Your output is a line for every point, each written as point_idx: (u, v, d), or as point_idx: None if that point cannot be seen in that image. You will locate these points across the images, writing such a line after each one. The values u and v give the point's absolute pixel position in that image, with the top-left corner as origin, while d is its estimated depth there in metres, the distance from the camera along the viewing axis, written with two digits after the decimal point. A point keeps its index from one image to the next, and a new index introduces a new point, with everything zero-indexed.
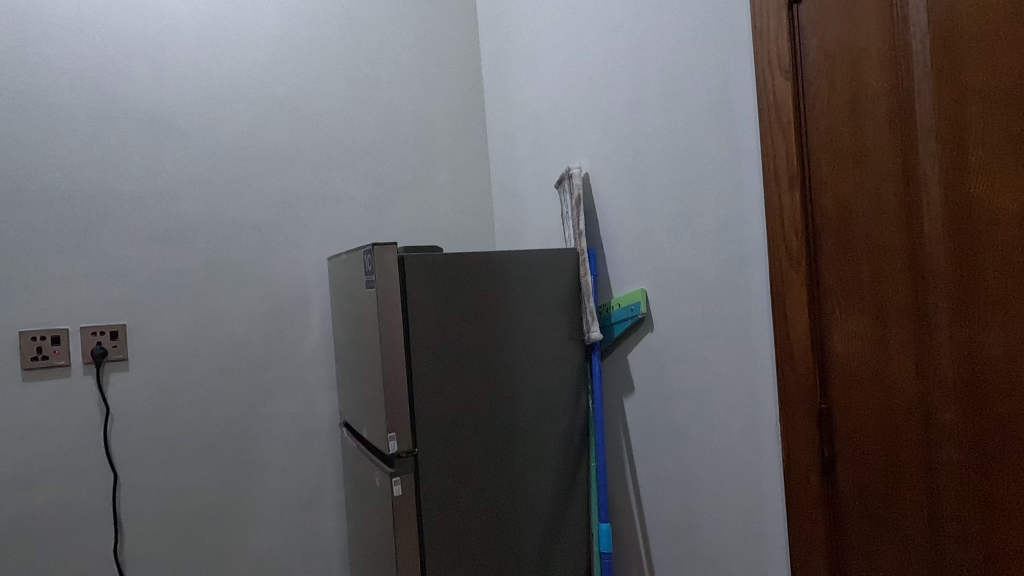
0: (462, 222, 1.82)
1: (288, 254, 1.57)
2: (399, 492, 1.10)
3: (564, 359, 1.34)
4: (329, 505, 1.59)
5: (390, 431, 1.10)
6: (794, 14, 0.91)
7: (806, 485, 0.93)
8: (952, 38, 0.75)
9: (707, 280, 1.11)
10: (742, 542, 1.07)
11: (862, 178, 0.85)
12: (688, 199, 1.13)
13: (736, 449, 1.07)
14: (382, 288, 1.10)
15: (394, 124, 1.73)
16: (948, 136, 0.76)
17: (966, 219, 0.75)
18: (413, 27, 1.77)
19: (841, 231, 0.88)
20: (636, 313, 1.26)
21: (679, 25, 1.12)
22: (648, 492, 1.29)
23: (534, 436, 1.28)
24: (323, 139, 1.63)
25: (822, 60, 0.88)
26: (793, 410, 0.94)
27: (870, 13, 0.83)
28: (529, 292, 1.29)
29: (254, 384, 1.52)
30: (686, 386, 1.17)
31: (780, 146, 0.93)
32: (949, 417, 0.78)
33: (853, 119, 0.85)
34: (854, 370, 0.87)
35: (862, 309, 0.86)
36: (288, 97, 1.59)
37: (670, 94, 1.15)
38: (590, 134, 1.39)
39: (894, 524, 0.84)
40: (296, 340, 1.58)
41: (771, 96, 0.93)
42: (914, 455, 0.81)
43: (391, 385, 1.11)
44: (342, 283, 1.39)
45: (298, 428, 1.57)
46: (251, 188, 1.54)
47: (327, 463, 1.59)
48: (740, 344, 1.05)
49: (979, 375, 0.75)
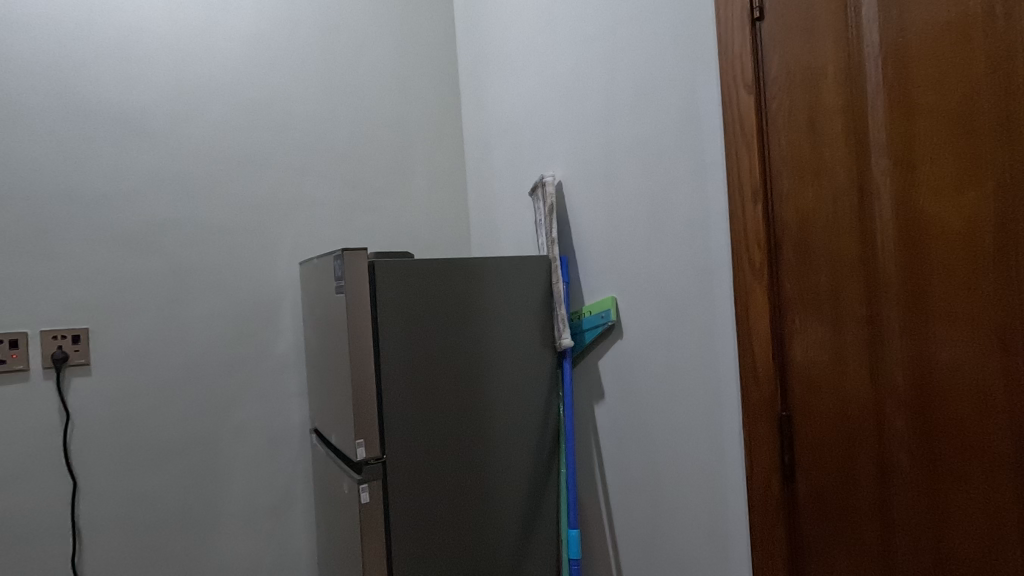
0: (437, 227, 1.82)
1: (260, 257, 1.56)
2: (366, 498, 1.10)
3: (535, 366, 1.34)
4: (298, 512, 1.57)
5: (358, 437, 1.10)
6: (757, 31, 0.94)
7: (767, 490, 0.95)
8: (903, 58, 0.78)
9: (674, 288, 1.12)
10: (706, 548, 1.09)
11: (821, 192, 0.87)
12: (657, 207, 1.15)
13: (701, 455, 1.09)
14: (352, 294, 1.10)
15: (370, 128, 1.72)
16: (899, 152, 0.79)
17: (915, 233, 0.78)
18: (390, 32, 1.77)
19: (801, 242, 0.90)
20: (606, 320, 1.28)
21: (650, 37, 1.15)
22: (617, 497, 1.31)
23: (505, 442, 1.29)
24: (297, 141, 1.62)
25: (784, 76, 0.91)
26: (754, 417, 0.96)
27: (827, 32, 0.86)
28: (501, 299, 1.30)
29: (222, 389, 1.50)
30: (654, 393, 1.19)
31: (744, 159, 0.95)
32: (901, 423, 0.80)
33: (812, 134, 0.88)
34: (813, 378, 0.89)
35: (821, 318, 0.88)
36: (262, 99, 1.58)
37: (641, 105, 1.17)
38: (563, 143, 1.41)
39: (850, 528, 0.86)
40: (267, 345, 1.56)
41: (735, 110, 0.96)
42: (869, 460, 0.84)
43: (359, 390, 1.10)
44: (313, 288, 1.37)
45: (267, 434, 1.55)
46: (222, 190, 1.52)
47: (296, 470, 1.57)
48: (705, 352, 1.07)
49: (928, 384, 0.77)
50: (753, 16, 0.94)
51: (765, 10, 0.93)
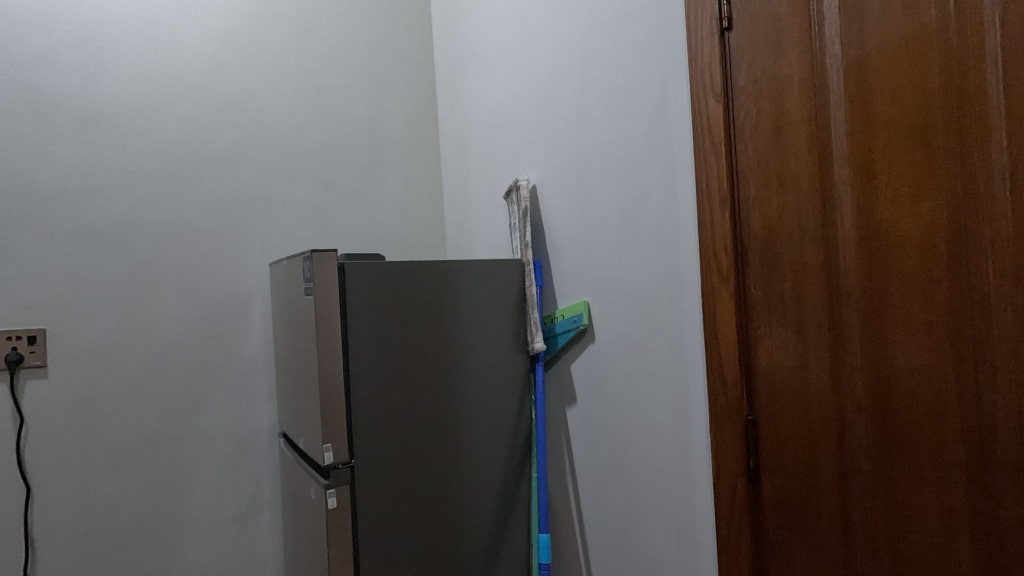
0: (412, 229, 1.81)
1: (229, 258, 1.53)
2: (333, 504, 1.08)
3: (508, 370, 1.34)
4: (266, 517, 1.54)
5: (326, 442, 1.08)
6: (725, 40, 0.95)
7: (733, 493, 0.96)
8: (863, 71, 0.80)
9: (644, 293, 1.14)
10: (674, 552, 1.10)
11: (786, 200, 0.89)
12: (628, 213, 1.16)
13: (669, 459, 1.10)
14: (321, 296, 1.08)
15: (344, 128, 1.71)
16: (859, 162, 0.81)
17: (874, 241, 0.79)
18: (366, 33, 1.76)
19: (767, 249, 0.91)
20: (579, 325, 1.28)
21: (623, 44, 1.16)
22: (588, 501, 1.31)
23: (477, 447, 1.28)
24: (269, 140, 1.60)
25: (750, 86, 0.92)
26: (721, 421, 0.97)
27: (792, 44, 0.87)
28: (475, 302, 1.29)
29: (187, 392, 1.47)
30: (624, 398, 1.20)
31: (712, 166, 0.96)
32: (860, 428, 0.82)
33: (778, 144, 0.89)
34: (778, 383, 0.91)
35: (785, 324, 0.90)
36: (234, 97, 1.55)
37: (613, 111, 1.18)
38: (538, 147, 1.41)
39: (811, 531, 0.88)
40: (235, 347, 1.53)
41: (704, 118, 0.97)
42: (830, 464, 0.85)
43: (327, 394, 1.08)
44: (282, 290, 1.35)
45: (233, 438, 1.51)
46: (191, 189, 1.49)
47: (264, 475, 1.54)
48: (674, 357, 1.08)
49: (886, 390, 0.79)
50: (721, 26, 0.95)
51: (733, 21, 0.94)
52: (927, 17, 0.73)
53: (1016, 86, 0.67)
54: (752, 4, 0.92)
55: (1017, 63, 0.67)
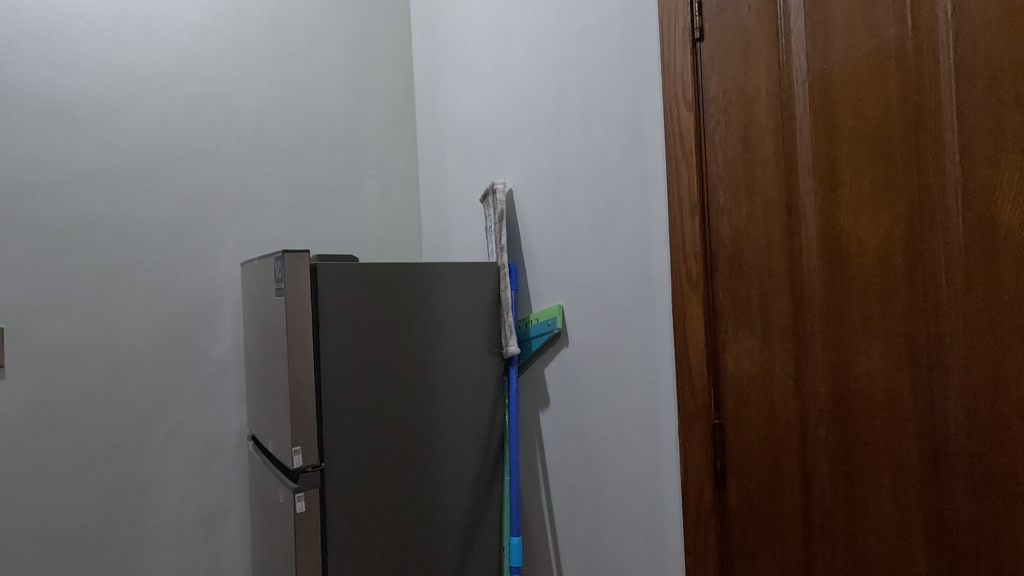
0: (388, 231, 1.80)
1: (199, 257, 1.50)
2: (302, 508, 1.06)
3: (481, 373, 1.34)
4: (233, 522, 1.51)
5: (295, 445, 1.06)
6: (697, 51, 0.97)
7: (700, 495, 0.98)
8: (827, 85, 0.82)
9: (616, 298, 1.15)
10: (643, 554, 1.11)
11: (753, 209, 0.91)
12: (602, 218, 1.17)
13: (639, 462, 1.11)
14: (293, 297, 1.07)
15: (320, 128, 1.69)
16: (822, 173, 0.83)
17: (837, 250, 0.82)
18: (344, 33, 1.75)
19: (735, 256, 0.93)
20: (552, 328, 1.29)
21: (598, 53, 1.17)
22: (560, 504, 1.31)
23: (449, 450, 1.28)
24: (243, 138, 1.57)
25: (721, 96, 0.94)
26: (689, 425, 0.99)
27: (760, 56, 0.90)
28: (449, 305, 1.29)
29: (153, 394, 1.43)
30: (596, 402, 1.21)
31: (683, 174, 0.98)
32: (822, 432, 0.84)
33: (745, 154, 0.92)
34: (744, 387, 0.93)
35: (751, 330, 0.92)
36: (207, 93, 1.53)
37: (588, 118, 1.20)
38: (514, 151, 1.42)
39: (775, 534, 0.90)
40: (204, 348, 1.50)
41: (676, 127, 0.99)
42: (793, 467, 0.87)
43: (297, 397, 1.07)
44: (253, 290, 1.33)
45: (201, 441, 1.48)
46: (161, 186, 1.46)
47: (232, 478, 1.52)
48: (645, 360, 1.09)
49: (846, 395, 0.81)
50: (694, 37, 0.97)
51: (705, 32, 0.96)
52: (886, 35, 0.76)
53: (968, 104, 0.69)
54: (723, 16, 0.93)
55: (968, 81, 0.70)
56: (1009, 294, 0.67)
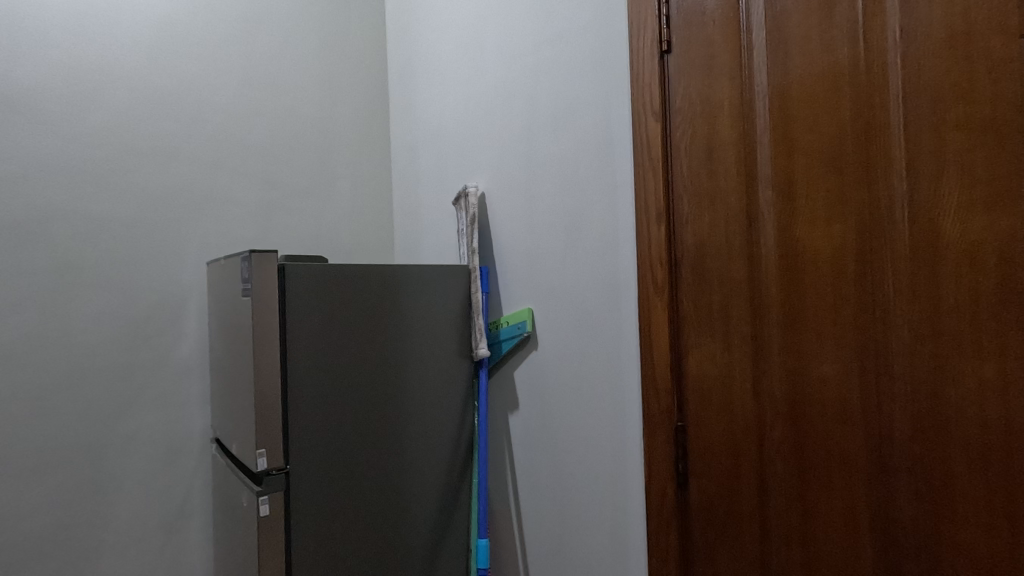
0: (359, 233, 1.80)
1: (164, 255, 1.47)
2: (265, 511, 1.05)
3: (451, 375, 1.35)
4: (196, 525, 1.48)
5: (260, 447, 1.05)
6: (664, 62, 1.00)
7: (663, 496, 1.00)
8: (786, 100, 0.85)
9: (584, 302, 1.17)
10: (608, 554, 1.12)
11: (716, 217, 0.94)
12: (572, 224, 1.19)
13: (605, 463, 1.13)
14: (260, 297, 1.05)
15: (291, 127, 1.68)
16: (781, 185, 0.86)
17: (793, 259, 0.85)
18: (317, 32, 1.74)
19: (698, 263, 0.96)
20: (522, 331, 1.31)
21: (570, 61, 1.19)
22: (527, 505, 1.33)
23: (418, 452, 1.28)
24: (212, 135, 1.55)
25: (686, 108, 0.97)
26: (653, 427, 1.01)
27: (723, 70, 0.92)
28: (419, 307, 1.29)
29: (114, 395, 1.39)
30: (563, 404, 1.23)
31: (650, 182, 1.01)
32: (778, 434, 0.87)
33: (709, 164, 0.94)
34: (706, 391, 0.95)
35: (713, 335, 0.94)
36: (174, 88, 1.50)
37: (559, 124, 1.22)
38: (487, 155, 1.43)
39: (733, 533, 0.92)
40: (167, 348, 1.47)
41: (644, 136, 1.02)
42: (750, 468, 0.90)
43: (262, 398, 1.05)
44: (219, 290, 1.31)
45: (163, 443, 1.45)
46: (125, 181, 1.43)
47: (194, 481, 1.49)
48: (612, 364, 1.11)
49: (801, 398, 0.84)
50: (661, 49, 0.99)
51: (672, 44, 0.99)
52: (841, 54, 0.79)
53: (914, 123, 0.73)
54: (689, 30, 0.96)
55: (915, 101, 0.73)
56: (949, 304, 0.71)
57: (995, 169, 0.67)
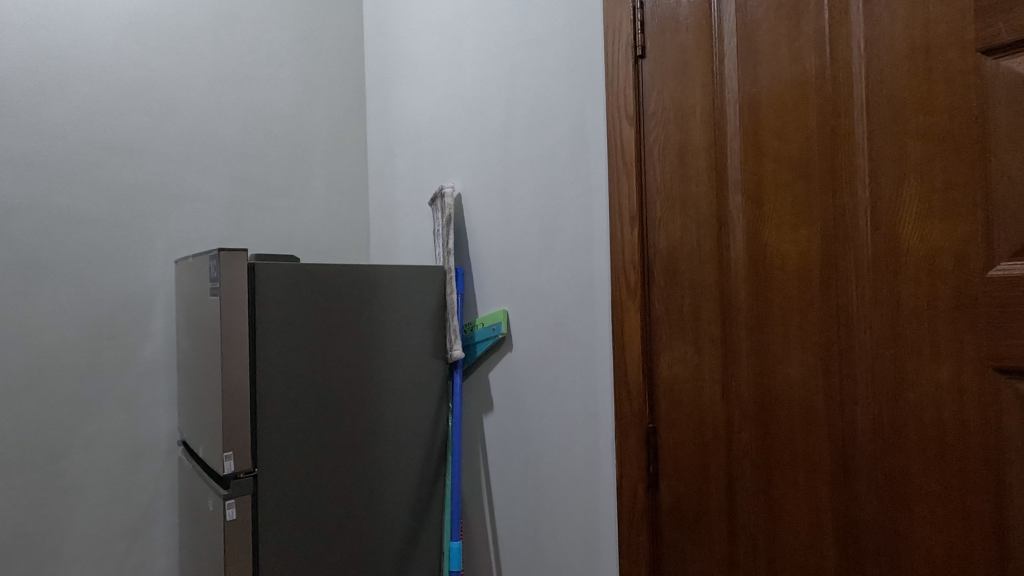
0: (334, 232, 1.78)
1: (130, 253, 1.43)
2: (232, 516, 1.03)
3: (425, 377, 1.34)
4: (161, 530, 1.44)
5: (227, 450, 1.02)
6: (639, 67, 1.01)
7: (634, 498, 1.01)
8: (756, 107, 0.86)
9: (558, 303, 1.17)
10: (580, 556, 1.13)
11: (687, 222, 0.95)
12: (547, 226, 1.20)
13: (578, 465, 1.13)
14: (228, 297, 1.03)
15: (265, 124, 1.65)
16: (750, 191, 0.87)
17: (761, 264, 0.86)
18: (292, 28, 1.71)
19: (670, 267, 0.97)
20: (497, 333, 1.31)
21: (546, 63, 1.19)
22: (501, 507, 1.33)
23: (391, 454, 1.27)
24: (182, 131, 1.51)
25: (660, 113, 0.98)
26: (624, 429, 1.02)
27: (696, 76, 0.94)
28: (393, 308, 1.28)
29: (75, 396, 1.35)
30: (537, 406, 1.23)
31: (624, 186, 1.02)
32: (746, 436, 0.88)
33: (681, 169, 0.95)
34: (677, 393, 0.96)
35: (684, 338, 0.96)
36: (143, 81, 1.46)
37: (535, 125, 1.22)
38: (463, 156, 1.43)
39: (702, 534, 0.93)
40: (133, 348, 1.43)
41: (618, 140, 1.02)
42: (719, 470, 0.91)
43: (230, 400, 1.03)
44: (187, 288, 1.28)
45: (128, 446, 1.41)
46: (90, 176, 1.38)
47: (160, 485, 1.45)
48: (585, 366, 1.12)
49: (768, 400, 0.85)
50: (636, 54, 1.00)
51: (647, 50, 1.00)
52: (808, 64, 0.81)
53: (877, 132, 0.75)
54: (663, 36, 0.97)
55: (878, 110, 0.75)
56: (909, 309, 0.72)
57: (952, 179, 0.69)
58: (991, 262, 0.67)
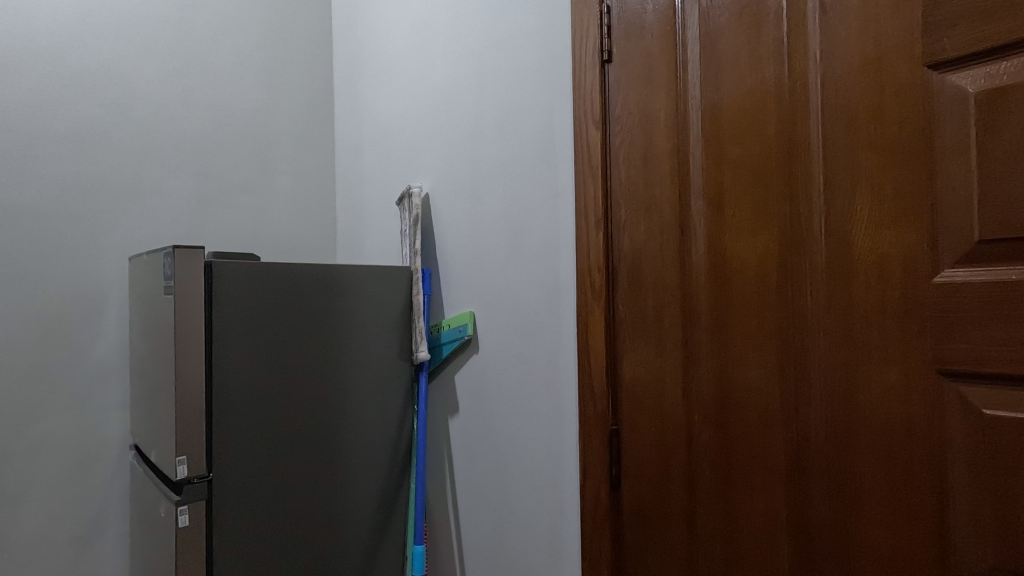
0: (299, 231, 1.74)
1: (82, 249, 1.37)
2: (184, 522, 0.99)
3: (390, 379, 1.32)
4: (111, 538, 1.38)
5: (180, 454, 0.99)
6: (605, 71, 1.02)
7: (598, 499, 1.01)
8: (717, 114, 0.88)
9: (525, 305, 1.17)
10: (544, 558, 1.13)
11: (651, 225, 0.96)
12: (514, 228, 1.19)
13: (542, 467, 1.13)
14: (183, 296, 1.00)
15: (228, 119, 1.60)
16: (711, 196, 0.89)
17: (721, 268, 0.88)
18: (258, 21, 1.67)
19: (634, 270, 0.98)
20: (463, 334, 1.30)
21: (515, 65, 1.19)
22: (466, 510, 1.31)
23: (353, 458, 1.24)
24: (139, 123, 1.46)
25: (625, 118, 0.99)
26: (588, 431, 1.03)
27: (660, 82, 0.95)
28: (358, 309, 1.26)
29: (19, 399, 1.29)
30: (503, 408, 1.22)
31: (590, 189, 1.02)
32: (705, 438, 0.89)
33: (646, 173, 0.97)
34: (639, 395, 0.97)
35: (647, 341, 0.97)
36: (97, 71, 1.40)
37: (504, 127, 1.22)
38: (432, 156, 1.42)
39: (664, 536, 0.94)
40: (83, 348, 1.37)
41: (585, 143, 1.03)
42: (680, 471, 0.92)
43: (184, 404, 0.99)
44: (141, 287, 1.23)
45: (76, 451, 1.35)
46: (38, 168, 1.32)
47: (111, 491, 1.39)
48: (551, 368, 1.12)
49: (726, 403, 0.87)
50: (603, 58, 1.01)
51: (613, 54, 1.01)
52: (767, 73, 0.83)
53: (832, 141, 0.77)
54: (629, 42, 0.98)
55: (832, 120, 0.77)
56: (861, 314, 0.74)
57: (901, 188, 0.71)
58: (937, 269, 0.69)
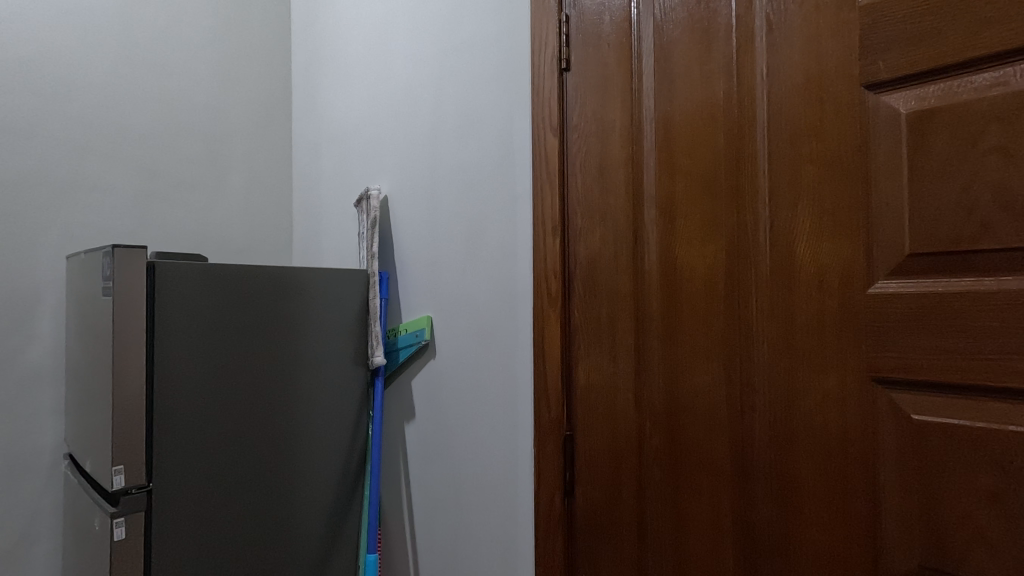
0: (253, 231, 1.69)
1: (13, 247, 1.29)
2: (120, 535, 0.94)
3: (345, 384, 1.30)
4: (42, 553, 1.30)
5: (117, 464, 0.94)
6: (564, 80, 1.03)
7: (551, 504, 1.02)
8: (669, 126, 0.90)
9: (482, 310, 1.17)
10: (497, 565, 1.12)
11: (606, 233, 0.97)
12: (472, 233, 1.19)
13: (497, 472, 1.13)
14: (122, 298, 0.95)
15: (178, 114, 1.55)
16: (663, 205, 0.91)
17: (673, 276, 0.89)
18: (212, 15, 1.62)
19: (589, 277, 0.99)
20: (420, 339, 1.28)
21: (475, 70, 1.19)
22: (421, 517, 1.30)
23: (305, 464, 1.21)
24: (79, 116, 1.39)
25: (582, 127, 1.00)
26: (542, 437, 1.03)
27: (616, 92, 0.96)
28: (312, 312, 1.23)
29: None
30: (459, 413, 1.21)
31: (547, 196, 1.03)
32: (655, 441, 0.91)
33: (601, 181, 0.98)
34: (593, 400, 0.98)
35: (601, 347, 0.98)
36: (33, 60, 1.33)
37: (463, 130, 1.21)
38: (390, 158, 1.40)
39: (614, 539, 0.95)
40: (13, 352, 1.29)
41: (543, 150, 1.04)
42: (631, 475, 0.93)
43: (121, 411, 0.95)
44: (78, 287, 1.17)
45: (4, 461, 1.27)
46: None
47: (43, 503, 1.31)
48: (507, 373, 1.12)
49: (676, 408, 0.88)
50: (560, 67, 1.02)
51: (571, 63, 1.02)
52: (717, 87, 0.85)
53: (777, 155, 0.79)
54: (586, 51, 1.00)
55: (777, 135, 0.79)
56: (802, 322, 0.77)
57: (839, 203, 0.74)
58: (871, 280, 0.72)
